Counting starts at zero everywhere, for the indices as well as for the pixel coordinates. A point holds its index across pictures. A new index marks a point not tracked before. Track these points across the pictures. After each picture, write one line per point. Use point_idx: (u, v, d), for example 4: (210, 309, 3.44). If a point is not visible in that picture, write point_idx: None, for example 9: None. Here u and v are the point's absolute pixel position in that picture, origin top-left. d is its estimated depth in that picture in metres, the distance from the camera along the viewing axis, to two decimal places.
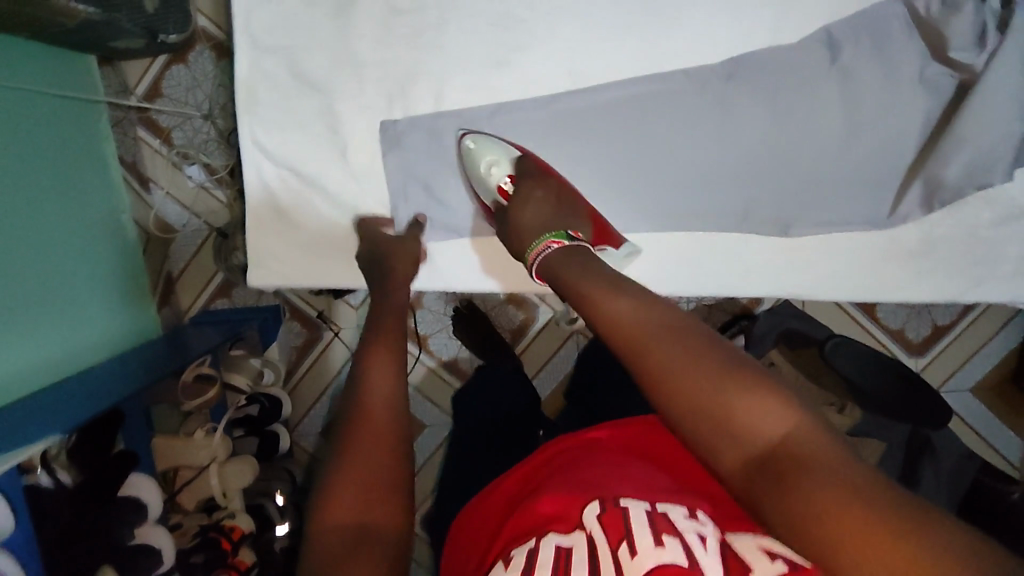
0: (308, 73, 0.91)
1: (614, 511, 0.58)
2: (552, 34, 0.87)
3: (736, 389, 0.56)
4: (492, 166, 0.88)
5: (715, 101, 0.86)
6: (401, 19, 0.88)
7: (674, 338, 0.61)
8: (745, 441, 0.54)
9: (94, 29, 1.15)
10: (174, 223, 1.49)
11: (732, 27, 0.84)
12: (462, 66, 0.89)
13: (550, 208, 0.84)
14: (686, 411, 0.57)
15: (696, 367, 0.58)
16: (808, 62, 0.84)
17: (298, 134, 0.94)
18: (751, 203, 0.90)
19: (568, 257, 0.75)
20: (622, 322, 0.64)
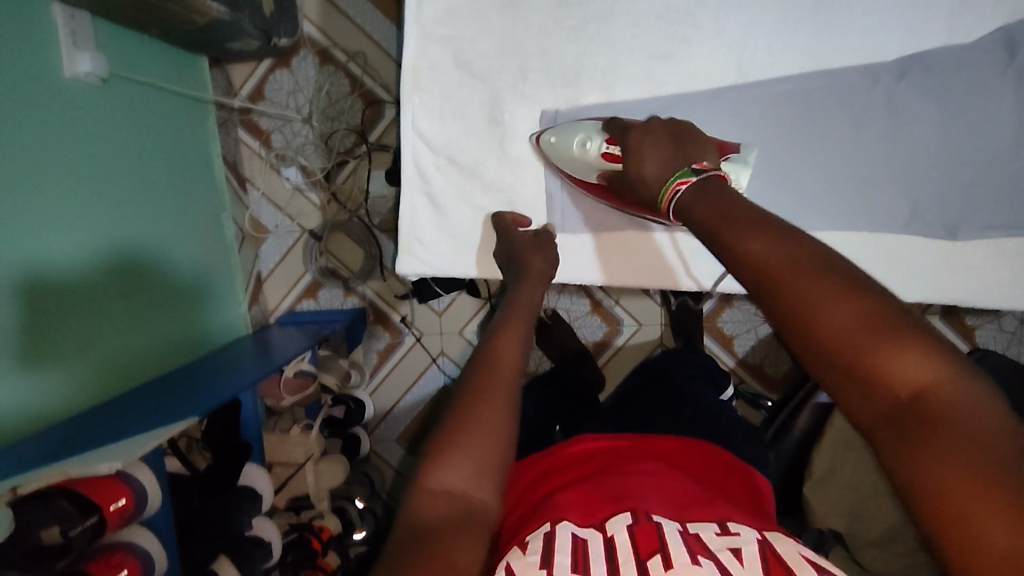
0: (474, 63, 0.76)
1: (647, 526, 0.54)
2: (720, 28, 0.74)
3: (886, 336, 0.44)
4: (584, 140, 0.73)
5: (878, 101, 0.74)
6: (569, 11, 0.73)
7: (811, 275, 0.47)
8: (887, 399, 0.43)
9: (218, 28, 1.18)
10: (267, 224, 1.52)
11: (938, 21, 0.72)
12: (623, 55, 0.75)
13: (670, 143, 0.66)
14: (820, 357, 0.46)
15: (851, 310, 0.45)
16: (983, 64, 0.71)
17: (445, 112, 0.78)
18: (915, 210, 0.77)
19: (705, 190, 0.58)
20: (757, 256, 0.50)
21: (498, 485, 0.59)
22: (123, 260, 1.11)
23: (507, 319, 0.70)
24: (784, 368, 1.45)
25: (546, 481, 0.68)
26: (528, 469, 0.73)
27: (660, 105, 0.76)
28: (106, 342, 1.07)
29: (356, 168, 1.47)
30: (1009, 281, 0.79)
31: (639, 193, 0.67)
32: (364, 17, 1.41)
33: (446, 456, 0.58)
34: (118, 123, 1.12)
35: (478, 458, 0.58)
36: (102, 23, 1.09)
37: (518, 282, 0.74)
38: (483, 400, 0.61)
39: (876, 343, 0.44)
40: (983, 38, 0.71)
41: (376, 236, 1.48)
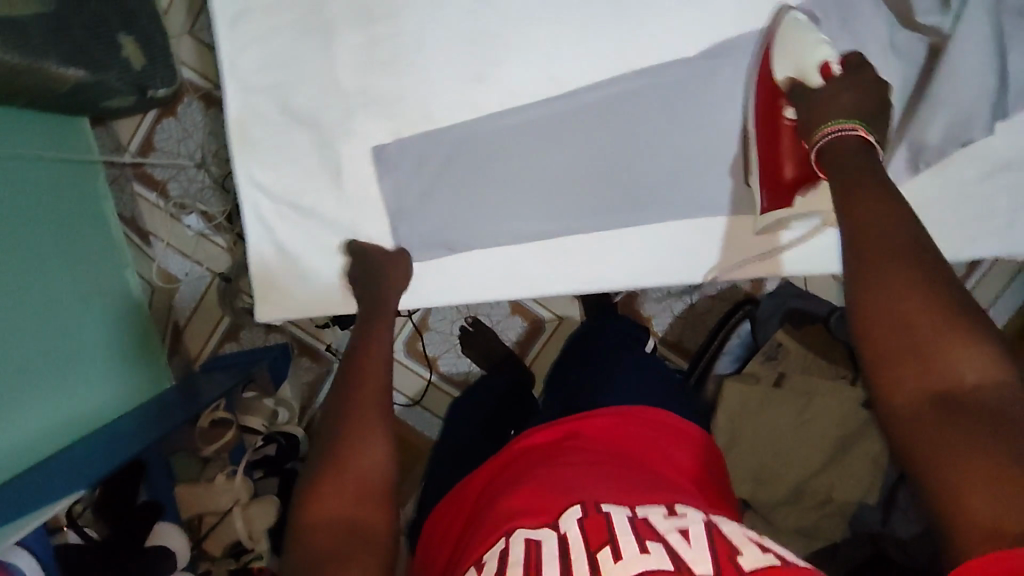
0: (297, 106, 0.77)
1: (597, 516, 0.53)
2: (527, 44, 0.75)
3: (950, 328, 0.46)
4: (819, 41, 0.68)
5: (690, 95, 0.77)
6: (380, 48, 0.75)
7: (910, 258, 0.49)
8: (935, 382, 0.46)
9: (87, 92, 1.17)
10: (176, 273, 1.51)
11: (728, 11, 0.74)
12: (441, 82, 0.77)
13: (870, 98, 0.63)
14: (889, 334, 0.48)
15: (933, 302, 0.47)
16: (778, 47, 0.74)
17: (280, 155, 0.79)
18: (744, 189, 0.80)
19: (853, 153, 0.59)
20: (879, 228, 0.52)
21: (389, 505, 0.57)
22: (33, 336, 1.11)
23: (369, 335, 0.69)
24: (703, 341, 1.43)
25: (481, 511, 0.65)
26: (454, 522, 0.71)
27: (486, 123, 0.77)
28: (11, 422, 1.05)
29: None
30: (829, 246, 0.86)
31: (806, 112, 0.64)
32: None
33: (332, 477, 0.56)
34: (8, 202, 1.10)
35: (363, 477, 0.57)
36: None
37: (377, 304, 0.74)
38: (364, 416, 0.60)
39: (943, 333, 0.46)
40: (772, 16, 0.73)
41: None
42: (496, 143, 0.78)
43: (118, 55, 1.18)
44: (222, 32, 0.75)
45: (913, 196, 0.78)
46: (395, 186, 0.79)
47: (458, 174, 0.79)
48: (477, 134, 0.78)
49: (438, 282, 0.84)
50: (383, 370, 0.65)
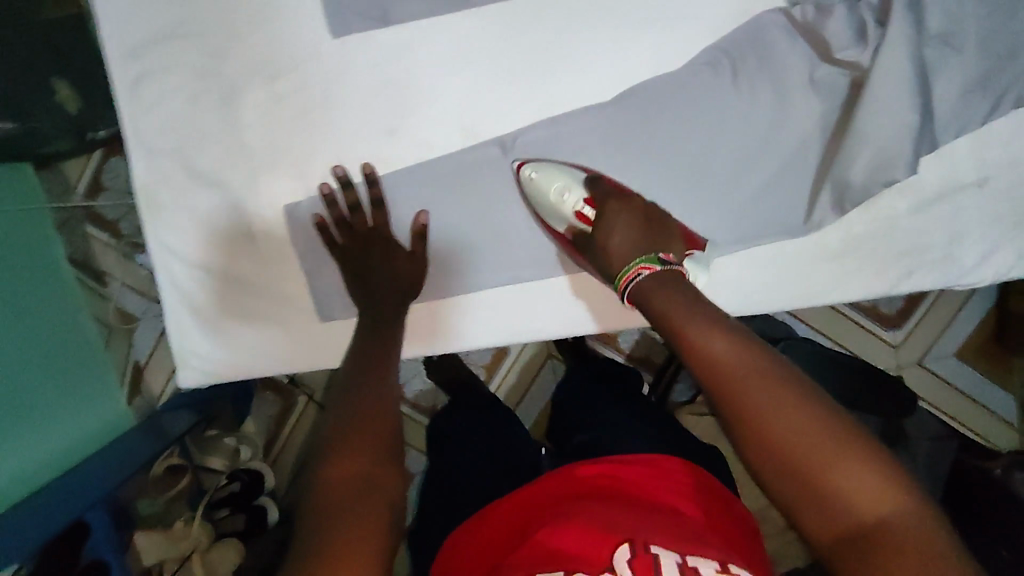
0: (202, 168, 0.74)
1: (645, 556, 0.45)
2: (437, 94, 0.73)
3: (831, 450, 0.44)
4: (564, 190, 0.71)
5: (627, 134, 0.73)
6: (283, 103, 0.72)
7: (763, 384, 0.48)
8: (841, 513, 0.43)
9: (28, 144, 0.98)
10: (133, 312, 1.38)
11: (644, 50, 0.71)
12: (352, 137, 0.74)
13: (639, 229, 0.67)
14: (776, 469, 0.46)
15: (807, 425, 0.46)
16: (700, 85, 0.71)
17: (191, 221, 0.75)
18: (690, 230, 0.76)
19: (668, 285, 0.58)
20: (721, 358, 0.50)
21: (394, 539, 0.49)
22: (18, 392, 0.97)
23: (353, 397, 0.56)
24: None
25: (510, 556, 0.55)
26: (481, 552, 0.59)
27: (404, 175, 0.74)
28: None
29: None
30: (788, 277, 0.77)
31: (603, 263, 0.67)
32: None
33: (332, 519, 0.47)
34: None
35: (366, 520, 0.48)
36: None
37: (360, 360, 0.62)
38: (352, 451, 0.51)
39: (827, 459, 0.44)
40: (696, 55, 0.70)
41: None
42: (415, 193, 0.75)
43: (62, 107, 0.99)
44: (121, 98, 0.72)
45: (844, 231, 0.75)
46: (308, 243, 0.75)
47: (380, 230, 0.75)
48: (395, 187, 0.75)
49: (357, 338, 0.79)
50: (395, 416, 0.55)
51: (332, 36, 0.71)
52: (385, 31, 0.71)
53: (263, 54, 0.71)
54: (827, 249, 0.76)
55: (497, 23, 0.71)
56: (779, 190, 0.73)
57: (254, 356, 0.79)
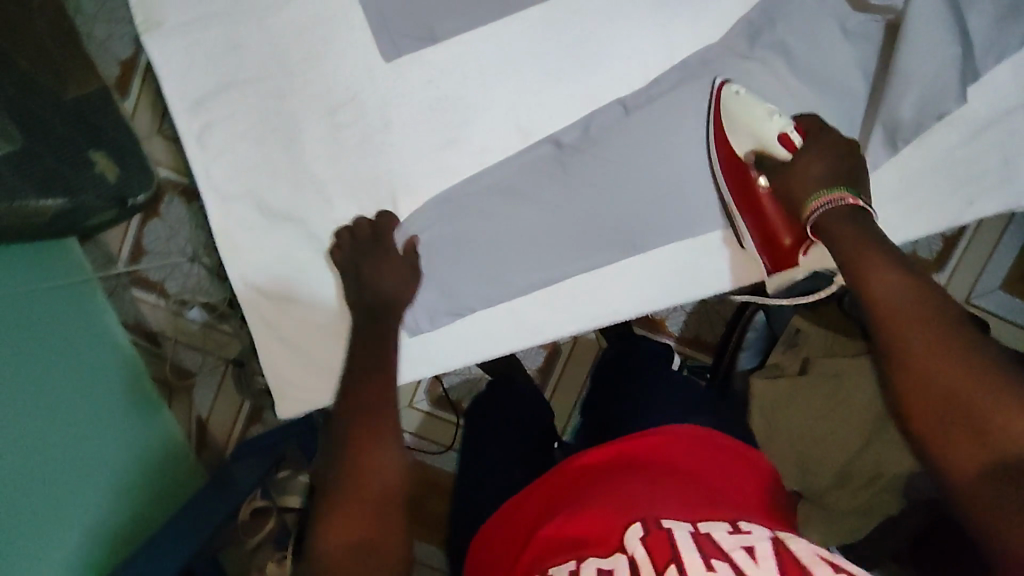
0: (275, 205, 0.76)
1: (658, 531, 0.46)
2: (491, 99, 0.75)
3: (996, 385, 0.47)
4: (777, 111, 0.71)
5: (678, 111, 0.76)
6: (344, 131, 0.75)
7: (934, 321, 0.51)
8: (991, 441, 0.46)
9: (67, 219, 0.99)
10: (191, 367, 1.37)
11: (685, 28, 0.74)
12: (414, 152, 0.75)
13: (842, 165, 0.66)
14: (931, 398, 0.49)
15: (966, 363, 0.48)
16: (737, 56, 0.74)
17: (270, 259, 0.77)
18: None
19: (859, 219, 0.61)
20: (893, 295, 0.54)
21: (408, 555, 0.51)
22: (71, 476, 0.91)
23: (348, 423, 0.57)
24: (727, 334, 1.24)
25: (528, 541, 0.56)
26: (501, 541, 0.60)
27: (469, 184, 0.76)
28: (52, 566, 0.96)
29: None
30: None
31: (784, 184, 0.67)
32: None
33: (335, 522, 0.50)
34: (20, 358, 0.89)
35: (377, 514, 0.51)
36: None
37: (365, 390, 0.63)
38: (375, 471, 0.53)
39: (979, 394, 0.47)
40: (727, 30, 0.74)
41: None
42: (483, 198, 0.77)
43: (93, 174, 1.00)
44: (191, 151, 0.75)
45: (901, 167, 0.77)
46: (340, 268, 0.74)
47: (440, 256, 0.77)
48: (461, 200, 0.77)
49: (433, 354, 0.81)
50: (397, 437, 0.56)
51: (384, 60, 0.73)
52: (435, 48, 0.73)
53: (321, 86, 0.73)
54: (889, 190, 0.78)
55: (540, 26, 0.73)
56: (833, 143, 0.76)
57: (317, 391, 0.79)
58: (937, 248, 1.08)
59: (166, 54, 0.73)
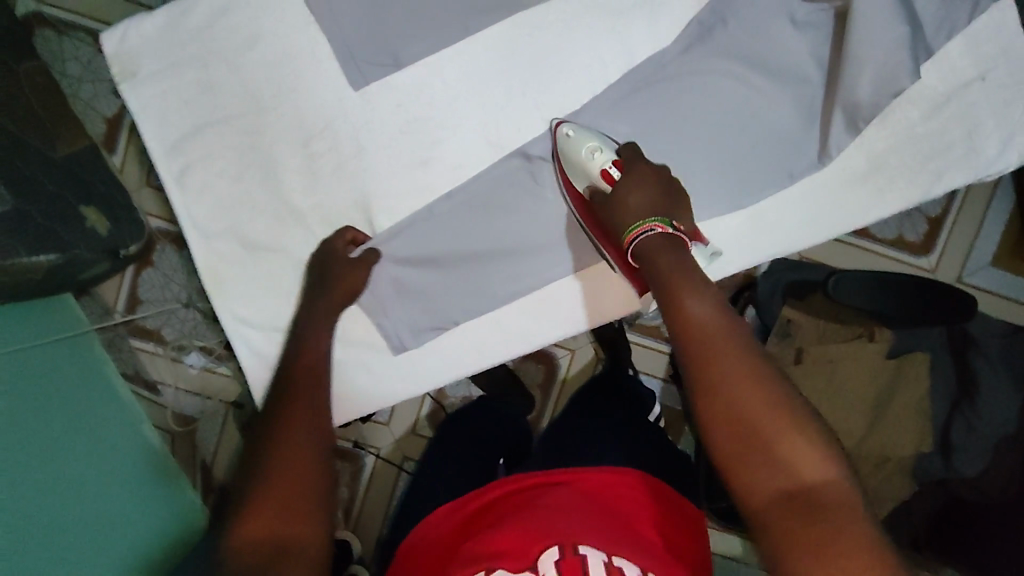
0: (258, 237, 0.77)
1: (572, 559, 0.57)
2: (461, 117, 0.78)
3: (789, 423, 0.50)
4: (595, 150, 0.70)
5: (649, 111, 0.77)
6: (322, 159, 0.77)
7: (738, 355, 0.53)
8: (783, 479, 0.49)
9: (59, 273, 1.03)
10: (192, 412, 1.37)
11: (640, 35, 0.77)
12: (391, 173, 0.78)
13: (660, 192, 0.66)
14: (734, 434, 0.51)
15: (764, 400, 0.51)
16: (693, 54, 0.77)
17: (255, 291, 0.78)
18: (733, 194, 0.80)
19: (671, 247, 0.61)
20: (703, 324, 0.55)
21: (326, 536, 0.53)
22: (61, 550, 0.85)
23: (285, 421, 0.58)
24: None
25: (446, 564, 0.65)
26: (423, 560, 0.70)
27: (449, 198, 0.78)
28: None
29: None
30: (824, 207, 0.82)
31: (613, 219, 0.67)
32: None
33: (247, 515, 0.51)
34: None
35: (287, 498, 0.52)
36: None
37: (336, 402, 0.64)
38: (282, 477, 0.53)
39: (780, 431, 0.50)
40: (682, 31, 0.77)
41: None
42: (463, 211, 0.78)
43: (81, 228, 1.04)
44: (171, 192, 0.77)
45: (867, 147, 0.80)
46: (311, 298, 0.74)
47: (419, 276, 0.78)
48: (441, 217, 0.78)
49: (425, 371, 0.82)
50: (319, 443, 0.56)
51: (353, 90, 0.76)
52: (402, 73, 0.76)
53: (293, 120, 0.76)
54: (855, 171, 0.81)
55: (501, 41, 0.76)
56: (795, 132, 0.79)
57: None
58: (925, 231, 1.08)
59: (141, 101, 0.75)
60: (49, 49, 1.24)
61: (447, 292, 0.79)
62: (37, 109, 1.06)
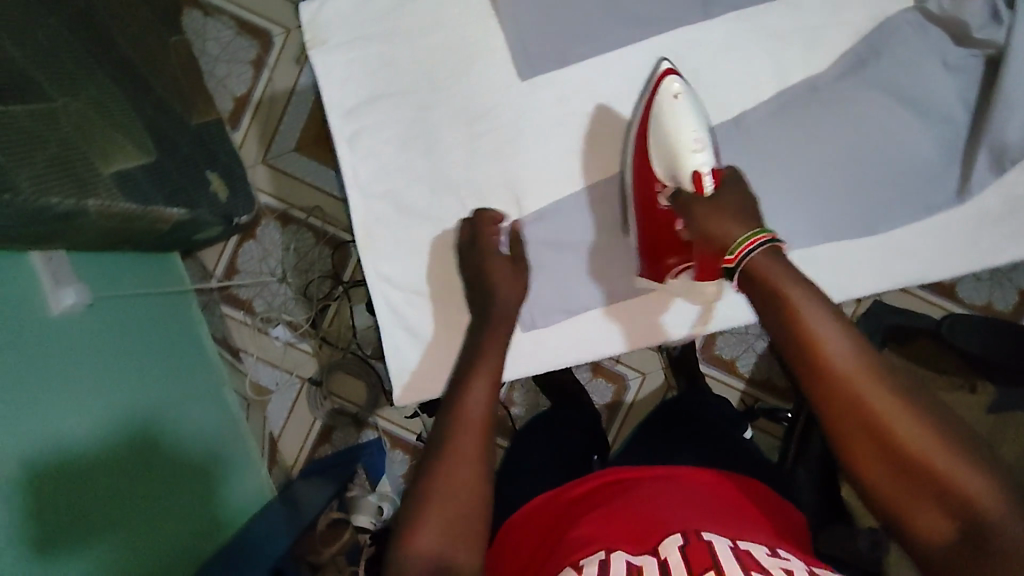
0: (413, 204, 0.83)
1: (699, 543, 0.56)
2: (616, 115, 0.82)
3: (954, 457, 0.46)
4: (697, 139, 0.70)
5: (797, 131, 0.80)
6: (481, 140, 0.82)
7: (878, 390, 0.50)
8: (956, 517, 0.45)
9: (179, 230, 1.10)
10: (268, 384, 1.39)
11: (796, 59, 0.81)
12: (542, 160, 0.83)
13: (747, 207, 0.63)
14: (892, 473, 0.48)
15: (919, 434, 0.47)
16: (843, 83, 0.80)
17: (402, 253, 0.83)
18: (869, 222, 0.82)
19: (780, 262, 0.57)
20: (834, 356, 0.52)
21: (482, 503, 0.56)
22: (144, 504, 0.92)
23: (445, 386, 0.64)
24: None
25: (543, 548, 0.65)
26: (519, 542, 0.70)
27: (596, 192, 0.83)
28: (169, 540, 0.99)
29: (338, 310, 1.38)
30: (951, 247, 0.83)
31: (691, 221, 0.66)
32: (320, 176, 1.36)
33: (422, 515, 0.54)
34: (103, 380, 0.93)
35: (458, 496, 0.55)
36: (78, 257, 0.98)
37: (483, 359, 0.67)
38: (451, 463, 0.57)
39: (941, 467, 0.46)
40: (837, 61, 0.81)
41: (373, 365, 1.38)
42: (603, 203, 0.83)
43: (207, 191, 1.13)
44: (341, 151, 0.82)
45: (1004, 192, 0.82)
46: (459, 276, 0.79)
47: (552, 261, 0.83)
48: (584, 210, 0.83)
49: (540, 353, 0.86)
50: (488, 426, 0.60)
51: (519, 78, 0.82)
52: (566, 69, 0.82)
53: (461, 101, 0.82)
54: (989, 213, 0.82)
55: (663, 51, 0.81)
56: (934, 168, 0.80)
57: (425, 389, 0.83)
58: (1015, 301, 1.15)
59: (328, 65, 0.82)
60: (195, 28, 1.34)
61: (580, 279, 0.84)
62: (181, 84, 1.18)
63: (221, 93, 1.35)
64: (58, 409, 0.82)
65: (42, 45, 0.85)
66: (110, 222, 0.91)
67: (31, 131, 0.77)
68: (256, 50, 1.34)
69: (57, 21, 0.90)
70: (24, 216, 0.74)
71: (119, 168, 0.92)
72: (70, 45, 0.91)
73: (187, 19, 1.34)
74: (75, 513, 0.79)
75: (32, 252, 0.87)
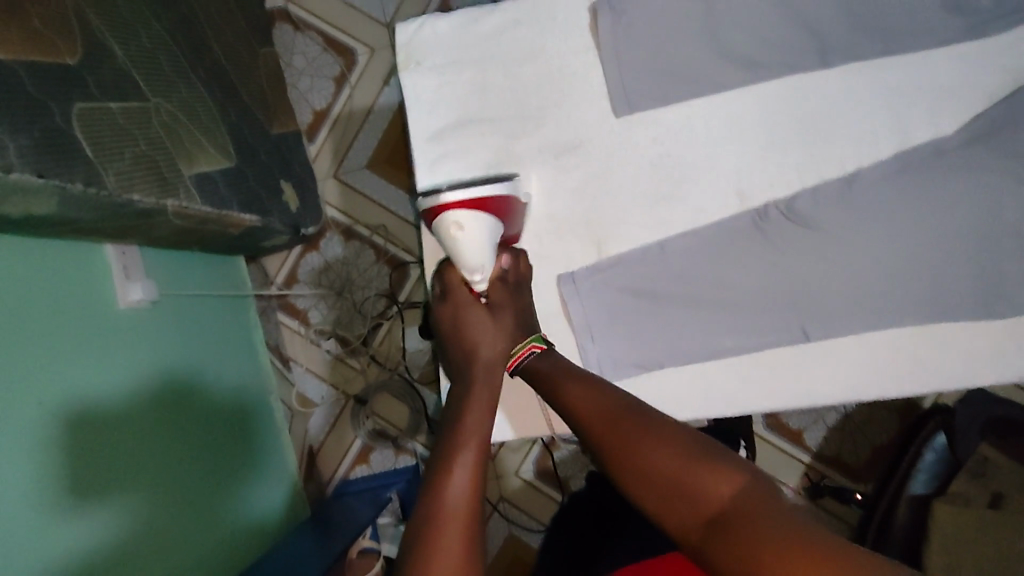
0: None
1: None
2: (715, 162, 0.78)
3: (691, 457, 0.49)
4: (477, 271, 0.68)
5: (926, 192, 0.69)
6: (569, 175, 0.79)
7: (629, 422, 0.53)
8: (704, 508, 0.47)
9: (248, 235, 1.10)
10: (314, 397, 1.36)
11: (920, 118, 0.74)
12: (629, 202, 0.79)
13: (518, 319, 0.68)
14: (650, 488, 0.49)
15: (660, 447, 0.50)
16: (973, 146, 0.70)
17: None
18: (997, 306, 0.72)
19: (539, 358, 0.66)
20: (586, 405, 0.56)
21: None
22: (175, 516, 0.88)
23: None
24: (871, 457, 1.18)
25: None
26: None
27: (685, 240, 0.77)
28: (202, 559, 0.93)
29: (391, 329, 1.35)
30: None
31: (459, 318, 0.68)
32: (389, 195, 1.35)
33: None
34: (153, 382, 0.90)
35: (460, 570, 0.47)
36: (150, 253, 0.98)
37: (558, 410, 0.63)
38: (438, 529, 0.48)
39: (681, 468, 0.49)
40: (970, 124, 0.72)
41: (419, 390, 1.34)
42: (691, 252, 0.77)
43: (280, 200, 1.13)
44: (422, 174, 0.80)
45: None
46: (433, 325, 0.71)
47: (632, 312, 0.79)
48: (671, 258, 0.77)
49: None
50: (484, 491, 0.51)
51: (615, 116, 0.79)
52: (665, 110, 0.78)
53: (551, 133, 0.79)
54: None
55: (768, 101, 0.77)
56: None
57: None
58: None
59: (419, 87, 0.80)
60: (285, 41, 1.36)
61: (659, 334, 0.78)
62: (266, 92, 1.19)
63: (303, 105, 1.36)
64: (105, 411, 0.80)
65: (144, 46, 0.87)
66: (182, 221, 0.90)
67: (123, 128, 0.77)
68: (341, 66, 1.34)
69: (160, 25, 0.92)
70: (105, 210, 0.74)
71: (200, 168, 0.91)
72: (170, 48, 0.92)
73: (279, 33, 1.36)
74: (115, 519, 0.78)
75: (107, 244, 0.87)
